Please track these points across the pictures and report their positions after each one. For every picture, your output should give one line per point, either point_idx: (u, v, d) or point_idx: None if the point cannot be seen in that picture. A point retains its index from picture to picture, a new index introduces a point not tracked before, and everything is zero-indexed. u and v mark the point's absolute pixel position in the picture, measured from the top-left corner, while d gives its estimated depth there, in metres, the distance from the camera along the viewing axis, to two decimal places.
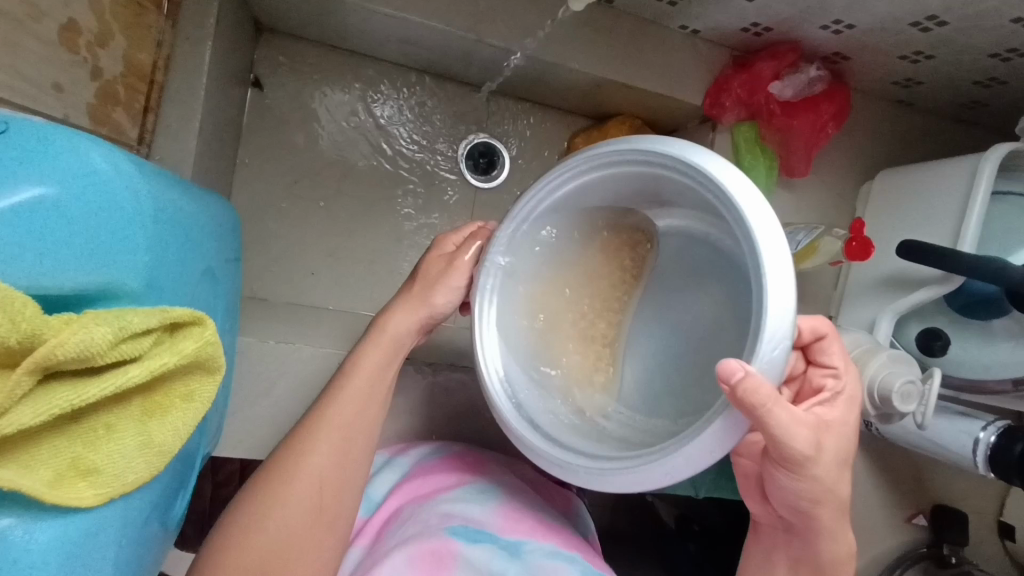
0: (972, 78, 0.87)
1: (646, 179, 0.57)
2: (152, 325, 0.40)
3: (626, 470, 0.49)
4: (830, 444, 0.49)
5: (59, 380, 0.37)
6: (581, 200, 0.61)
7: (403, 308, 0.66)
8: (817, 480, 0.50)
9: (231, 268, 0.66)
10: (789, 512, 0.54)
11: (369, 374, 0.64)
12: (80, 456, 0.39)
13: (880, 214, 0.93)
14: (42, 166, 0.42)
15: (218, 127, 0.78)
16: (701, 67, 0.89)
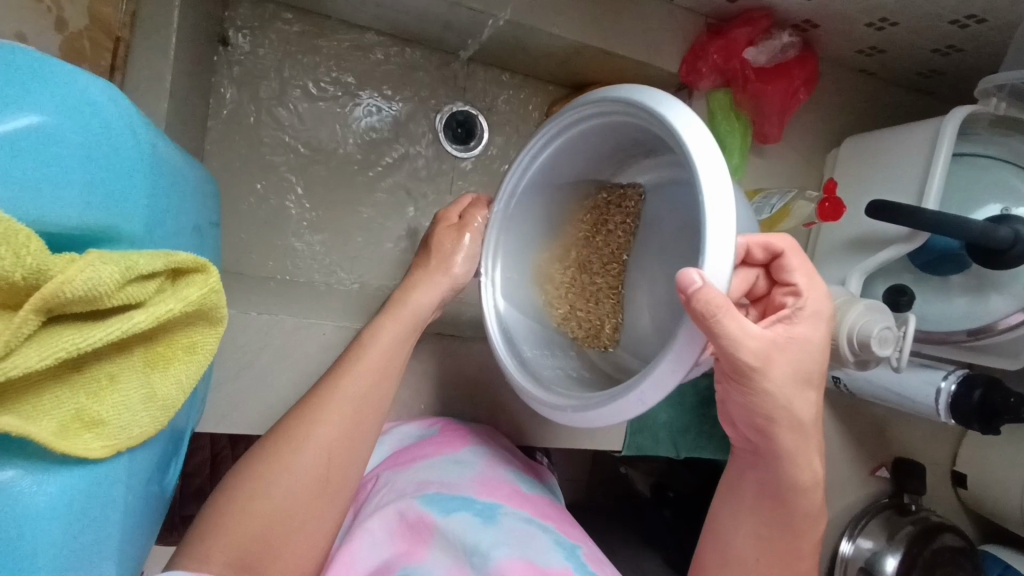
0: (931, 45, 0.90)
1: (611, 130, 0.64)
2: (156, 268, 0.39)
3: (604, 406, 0.53)
4: (785, 362, 0.51)
5: (62, 323, 0.35)
6: (563, 160, 0.69)
7: (424, 282, 0.72)
8: (772, 398, 0.51)
9: (211, 232, 0.64)
10: (780, 458, 0.57)
11: (388, 346, 0.68)
12: (83, 407, 0.38)
13: (848, 178, 0.97)
14: (37, 93, 0.38)
15: (187, 92, 0.75)
16: (676, 34, 0.90)
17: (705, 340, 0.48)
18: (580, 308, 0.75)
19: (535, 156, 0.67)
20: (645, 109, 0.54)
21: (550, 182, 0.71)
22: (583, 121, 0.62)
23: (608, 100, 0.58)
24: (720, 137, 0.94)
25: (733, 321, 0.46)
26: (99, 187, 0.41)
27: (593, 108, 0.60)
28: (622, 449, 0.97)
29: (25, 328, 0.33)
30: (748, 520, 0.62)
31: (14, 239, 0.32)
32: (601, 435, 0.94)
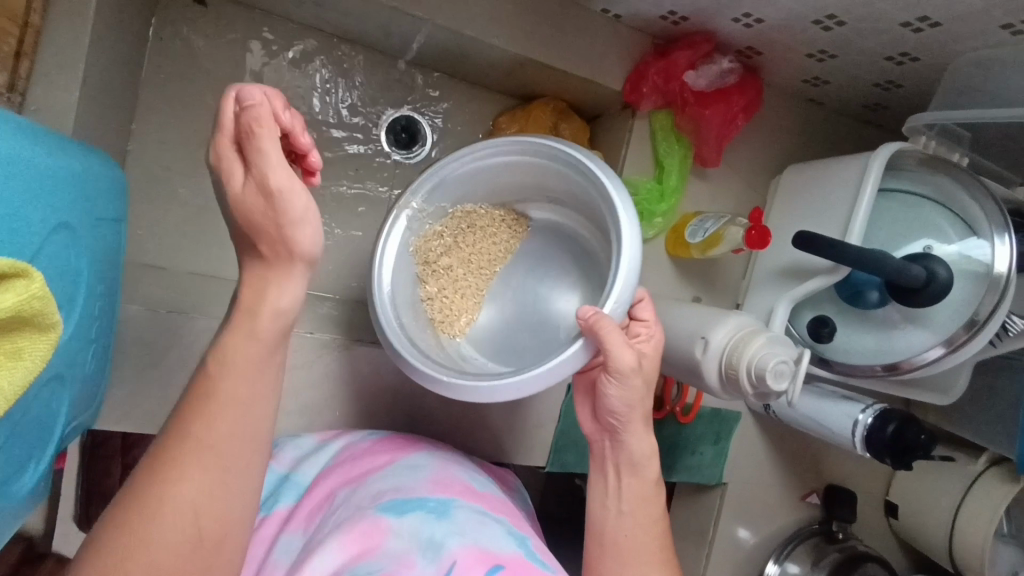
0: (872, 80, 0.92)
1: (543, 175, 0.77)
2: None
3: (487, 382, 0.64)
4: (633, 381, 0.65)
5: None
6: (495, 172, 0.78)
7: (275, 278, 0.53)
8: (625, 399, 0.66)
9: (112, 228, 0.62)
10: (630, 440, 0.69)
11: (242, 367, 0.52)
12: None
13: (781, 208, 0.97)
14: None
15: (108, 81, 0.74)
16: (622, 52, 0.90)
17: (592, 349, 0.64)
18: (449, 299, 0.81)
19: (477, 156, 0.75)
20: (595, 173, 0.68)
21: (472, 186, 0.80)
22: (533, 153, 0.73)
23: (562, 150, 0.71)
24: (659, 158, 0.95)
25: (606, 328, 0.62)
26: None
27: (543, 144, 0.72)
28: (545, 465, 0.96)
29: None
30: (619, 502, 0.69)
31: None
32: (520, 448, 0.94)
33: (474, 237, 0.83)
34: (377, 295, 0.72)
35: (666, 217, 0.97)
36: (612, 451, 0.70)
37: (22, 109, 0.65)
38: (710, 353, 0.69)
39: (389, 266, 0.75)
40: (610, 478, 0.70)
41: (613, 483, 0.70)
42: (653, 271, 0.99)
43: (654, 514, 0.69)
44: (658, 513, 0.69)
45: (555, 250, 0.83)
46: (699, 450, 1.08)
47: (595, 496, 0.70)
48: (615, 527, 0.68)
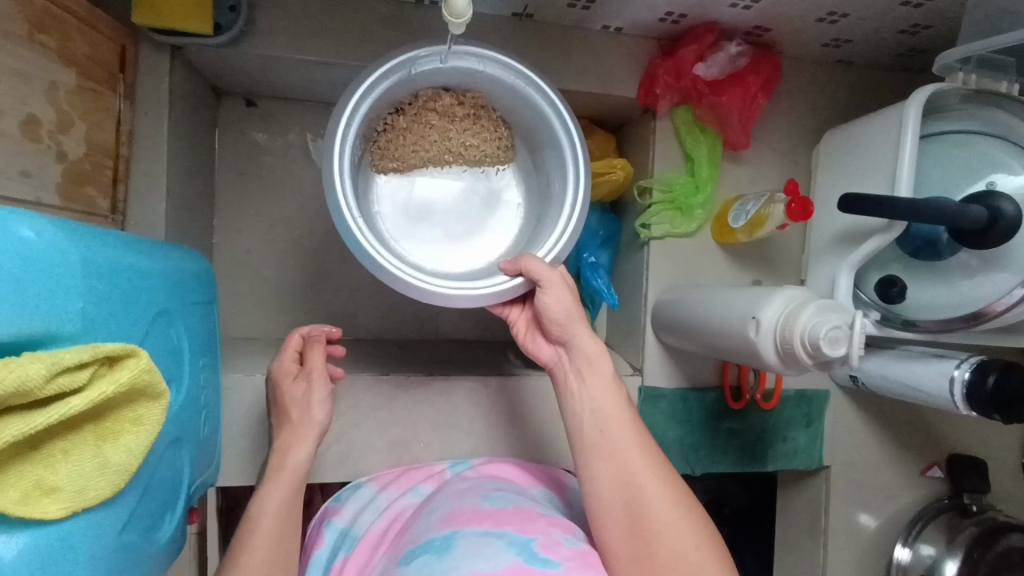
0: (896, 28, 0.89)
1: (539, 127, 0.78)
2: (85, 360, 0.40)
3: (432, 284, 0.69)
4: (567, 292, 0.68)
5: (9, 413, 0.38)
6: (510, 94, 0.76)
7: (292, 439, 0.74)
8: (567, 326, 0.68)
9: (206, 310, 0.72)
10: (582, 357, 0.69)
11: (277, 512, 0.70)
12: (42, 477, 0.40)
13: (828, 176, 0.94)
14: None
15: (185, 187, 0.87)
16: (630, 60, 0.93)
17: (522, 280, 0.70)
18: (422, 116, 0.77)
19: (505, 65, 0.72)
20: (579, 166, 0.73)
21: (477, 80, 0.76)
22: (549, 106, 0.73)
23: (571, 126, 0.73)
24: (688, 152, 0.96)
25: (534, 260, 0.67)
26: (80, 297, 0.43)
27: (558, 107, 0.73)
28: None
29: None
30: (574, 413, 0.68)
31: None
32: None
33: (463, 120, 0.78)
34: (337, 126, 0.67)
35: (708, 206, 0.96)
36: (569, 361, 0.70)
37: (124, 225, 0.78)
38: (764, 332, 0.68)
39: (373, 98, 0.69)
40: (571, 379, 0.69)
41: (577, 382, 0.69)
42: (704, 261, 0.98)
43: (620, 401, 0.67)
44: (627, 402, 0.68)
45: (504, 186, 0.84)
46: (792, 434, 1.02)
47: (566, 402, 0.69)
48: (590, 425, 0.67)
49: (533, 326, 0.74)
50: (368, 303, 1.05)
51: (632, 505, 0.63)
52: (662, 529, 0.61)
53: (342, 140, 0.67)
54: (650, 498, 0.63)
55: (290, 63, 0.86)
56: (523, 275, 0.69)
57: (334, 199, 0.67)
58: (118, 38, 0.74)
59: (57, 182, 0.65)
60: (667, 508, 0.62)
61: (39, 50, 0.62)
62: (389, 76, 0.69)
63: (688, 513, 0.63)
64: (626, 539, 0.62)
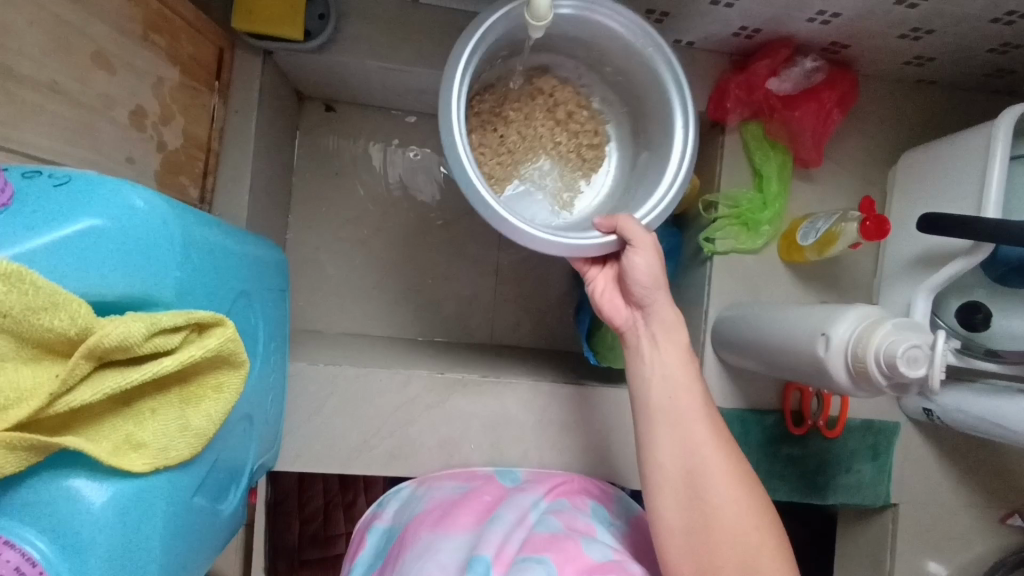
0: (985, 46, 0.85)
1: (652, 86, 0.75)
2: (179, 324, 0.42)
3: (534, 233, 0.67)
4: (658, 259, 0.68)
5: (110, 367, 0.41)
6: (620, 47, 0.74)
7: None
8: (654, 290, 0.69)
9: (279, 298, 0.76)
10: (659, 321, 0.70)
11: None
12: (131, 432, 0.43)
13: (906, 197, 0.91)
14: (103, 205, 0.41)
15: (265, 182, 0.92)
16: (701, 75, 0.93)
17: (614, 242, 0.69)
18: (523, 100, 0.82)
19: (631, 21, 0.69)
20: (691, 125, 0.70)
21: (587, 31, 0.74)
22: (664, 67, 0.71)
23: (685, 90, 0.71)
24: (756, 167, 0.94)
25: (630, 222, 0.67)
26: (178, 268, 0.46)
27: (672, 62, 0.70)
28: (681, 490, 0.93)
29: (78, 372, 0.38)
30: (644, 384, 0.69)
31: (70, 305, 0.37)
32: None
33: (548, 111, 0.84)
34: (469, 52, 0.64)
35: (774, 223, 0.94)
36: (644, 324, 0.71)
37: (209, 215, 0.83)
38: (834, 349, 0.66)
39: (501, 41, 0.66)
40: (646, 345, 0.70)
41: (650, 348, 0.70)
42: (768, 279, 0.95)
43: (691, 373, 0.68)
44: (698, 376, 0.69)
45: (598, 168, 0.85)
46: (856, 467, 0.97)
47: (637, 368, 0.70)
48: (659, 393, 0.68)
49: (613, 286, 0.74)
50: (426, 304, 1.07)
51: (692, 476, 0.64)
52: (721, 507, 0.62)
53: (462, 77, 0.64)
54: (711, 474, 0.63)
55: (369, 69, 0.91)
56: (615, 234, 0.69)
57: (449, 138, 0.63)
58: (218, 41, 0.80)
59: (155, 169, 0.71)
60: (727, 486, 0.63)
61: (150, 47, 0.68)
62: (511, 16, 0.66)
63: (755, 494, 0.63)
64: (683, 510, 0.63)
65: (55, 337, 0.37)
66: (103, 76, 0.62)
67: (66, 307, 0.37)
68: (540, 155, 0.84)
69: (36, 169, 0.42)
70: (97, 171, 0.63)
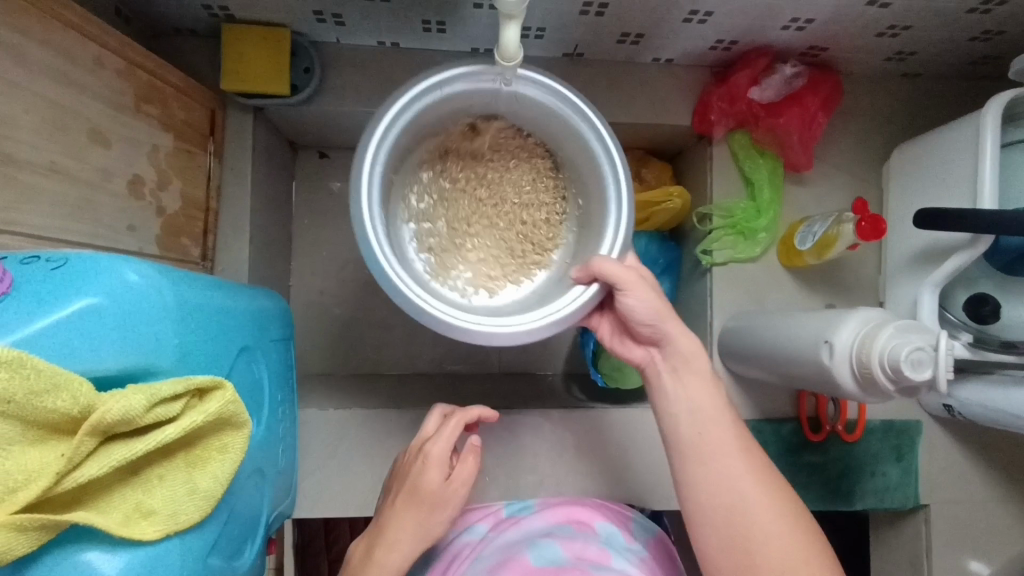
0: (965, 36, 0.85)
1: (569, 137, 0.74)
2: (179, 392, 0.44)
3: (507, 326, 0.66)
4: (650, 290, 0.68)
5: (115, 440, 0.42)
6: (532, 104, 0.73)
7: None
8: (656, 327, 0.68)
9: (285, 346, 0.77)
10: (672, 350, 0.69)
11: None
12: (140, 501, 0.44)
13: (902, 192, 0.90)
14: (100, 283, 0.43)
15: (265, 233, 0.94)
16: (683, 90, 0.94)
17: (599, 286, 0.68)
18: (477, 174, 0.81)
19: (554, 92, 0.70)
20: (622, 195, 0.70)
21: (522, 104, 0.74)
22: (589, 131, 0.71)
23: (616, 157, 0.70)
24: (747, 176, 0.94)
25: (608, 261, 0.66)
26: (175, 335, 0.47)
27: (597, 128, 0.70)
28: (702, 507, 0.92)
29: (83, 449, 0.39)
30: (668, 414, 0.68)
31: (71, 384, 0.38)
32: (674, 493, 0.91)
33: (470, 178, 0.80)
34: (381, 130, 0.65)
35: (772, 229, 0.94)
36: (663, 357, 0.70)
37: (212, 271, 0.85)
38: (839, 356, 0.65)
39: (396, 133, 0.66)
40: (667, 379, 0.69)
41: (672, 380, 0.69)
42: (771, 286, 0.95)
43: (718, 401, 0.67)
44: (726, 405, 0.68)
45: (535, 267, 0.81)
46: (881, 469, 0.95)
47: (660, 401, 0.69)
48: (689, 428, 0.67)
49: (618, 331, 0.75)
50: (433, 338, 1.08)
51: (737, 518, 0.62)
52: (765, 549, 0.60)
53: (374, 159, 0.64)
54: (754, 514, 0.61)
55: (358, 116, 0.93)
56: (597, 281, 0.68)
57: (366, 242, 0.63)
58: (209, 103, 0.83)
59: (156, 233, 0.73)
60: (775, 525, 0.61)
61: (143, 118, 0.70)
62: (446, 87, 0.67)
63: (792, 522, 0.61)
64: (725, 552, 0.62)
65: (59, 417, 0.38)
66: (101, 152, 0.64)
67: (68, 386, 0.38)
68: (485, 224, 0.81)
69: (33, 253, 0.44)
70: (99, 242, 0.65)
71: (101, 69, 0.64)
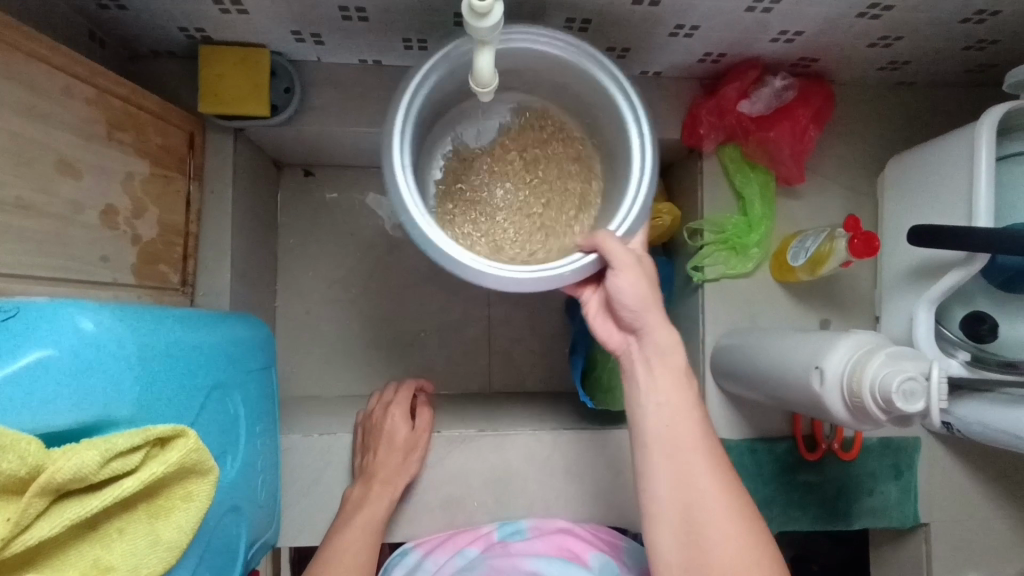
0: (960, 45, 0.83)
1: (560, 73, 0.73)
2: (136, 444, 0.42)
3: (522, 273, 0.64)
4: (642, 276, 0.64)
5: (69, 497, 0.40)
6: (539, 58, 0.70)
7: (357, 513, 0.79)
8: (638, 315, 0.65)
9: (266, 374, 0.76)
10: (648, 343, 0.66)
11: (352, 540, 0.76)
12: (100, 558, 0.42)
13: (896, 206, 0.88)
14: (55, 335, 0.42)
15: (248, 254, 0.93)
16: (672, 103, 0.92)
17: (597, 261, 0.66)
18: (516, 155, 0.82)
19: (573, 46, 0.68)
20: (645, 158, 0.67)
21: (544, 64, 0.72)
22: (617, 89, 0.68)
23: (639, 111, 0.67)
24: (738, 190, 0.92)
25: (611, 239, 0.63)
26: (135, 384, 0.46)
27: (618, 80, 0.68)
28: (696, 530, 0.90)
29: (32, 510, 0.37)
30: (637, 409, 0.66)
31: (18, 445, 0.36)
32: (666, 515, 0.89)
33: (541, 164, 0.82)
34: (404, 102, 0.64)
35: (764, 244, 0.92)
36: (638, 347, 0.68)
37: (193, 297, 0.84)
38: (829, 383, 0.63)
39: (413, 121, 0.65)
40: (639, 370, 0.67)
41: (645, 374, 0.67)
42: (764, 303, 0.93)
43: (689, 400, 0.65)
44: (697, 405, 0.65)
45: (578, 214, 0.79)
46: (880, 488, 0.93)
47: (631, 396, 0.67)
48: (655, 424, 0.64)
49: (604, 311, 0.71)
50: (422, 357, 1.06)
51: (690, 515, 0.60)
52: (721, 551, 0.59)
53: (404, 118, 0.64)
54: (711, 514, 0.60)
55: (341, 135, 0.91)
56: (596, 254, 0.65)
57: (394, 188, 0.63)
58: (188, 126, 0.82)
59: (132, 262, 0.72)
60: (725, 520, 0.59)
61: (116, 145, 0.69)
62: (456, 56, 0.65)
63: (749, 522, 0.60)
64: (681, 548, 0.60)
65: (6, 479, 0.37)
66: (71, 183, 0.63)
67: (15, 447, 0.36)
68: (511, 182, 0.82)
69: None
70: (70, 275, 0.63)
71: (69, 99, 0.62)
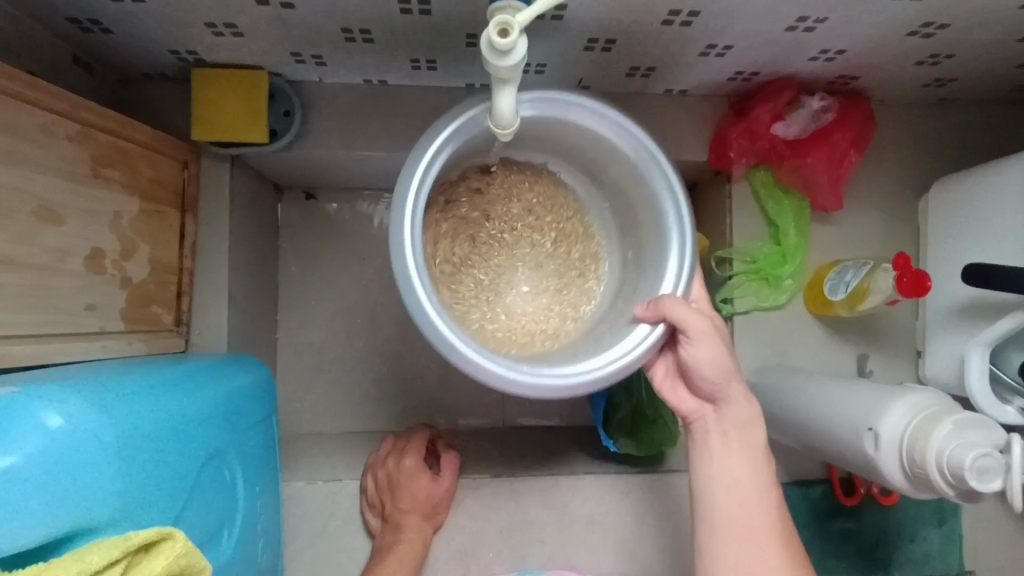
0: (1015, 63, 0.77)
1: (603, 154, 0.67)
2: (116, 557, 0.38)
3: (554, 377, 0.57)
4: (721, 345, 0.60)
5: None
6: (572, 128, 0.65)
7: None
8: (716, 384, 0.61)
9: (271, 423, 0.70)
10: (718, 415, 0.63)
11: None
12: None
13: (942, 234, 0.82)
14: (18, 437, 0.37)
15: (247, 287, 0.87)
16: (698, 123, 0.86)
17: (671, 326, 0.61)
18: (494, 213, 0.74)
19: (622, 127, 0.62)
20: (690, 254, 0.62)
21: (574, 132, 0.66)
22: (656, 172, 0.63)
23: (676, 187, 0.62)
24: (770, 218, 0.86)
25: (678, 304, 0.59)
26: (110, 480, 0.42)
27: (665, 169, 0.62)
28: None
29: None
30: (704, 489, 0.63)
31: None
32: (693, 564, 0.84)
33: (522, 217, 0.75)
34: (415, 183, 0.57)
35: (798, 276, 0.86)
36: (715, 419, 0.64)
37: (189, 337, 0.79)
38: (886, 449, 0.58)
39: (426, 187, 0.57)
40: (715, 443, 0.63)
41: (720, 447, 0.63)
42: (797, 337, 0.87)
43: (763, 477, 0.62)
44: (772, 479, 0.63)
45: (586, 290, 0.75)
46: (921, 534, 0.88)
47: (699, 472, 0.63)
48: (729, 504, 0.61)
49: (674, 376, 0.65)
50: (431, 390, 1.01)
51: None
52: None
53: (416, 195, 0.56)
54: None
55: (344, 160, 0.86)
56: (664, 322, 0.60)
57: (407, 281, 0.55)
58: (181, 155, 0.76)
59: (122, 308, 0.67)
60: None
61: (102, 184, 0.63)
62: (486, 119, 0.60)
63: None
64: None
65: None
66: (53, 230, 0.57)
67: None
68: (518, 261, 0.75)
69: None
70: (52, 330, 0.58)
71: (49, 138, 0.57)
